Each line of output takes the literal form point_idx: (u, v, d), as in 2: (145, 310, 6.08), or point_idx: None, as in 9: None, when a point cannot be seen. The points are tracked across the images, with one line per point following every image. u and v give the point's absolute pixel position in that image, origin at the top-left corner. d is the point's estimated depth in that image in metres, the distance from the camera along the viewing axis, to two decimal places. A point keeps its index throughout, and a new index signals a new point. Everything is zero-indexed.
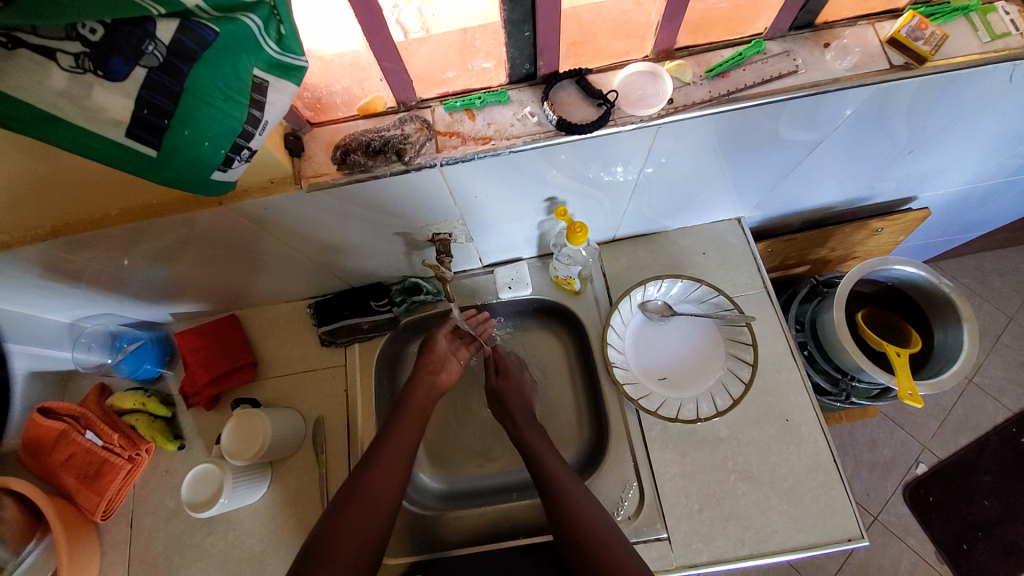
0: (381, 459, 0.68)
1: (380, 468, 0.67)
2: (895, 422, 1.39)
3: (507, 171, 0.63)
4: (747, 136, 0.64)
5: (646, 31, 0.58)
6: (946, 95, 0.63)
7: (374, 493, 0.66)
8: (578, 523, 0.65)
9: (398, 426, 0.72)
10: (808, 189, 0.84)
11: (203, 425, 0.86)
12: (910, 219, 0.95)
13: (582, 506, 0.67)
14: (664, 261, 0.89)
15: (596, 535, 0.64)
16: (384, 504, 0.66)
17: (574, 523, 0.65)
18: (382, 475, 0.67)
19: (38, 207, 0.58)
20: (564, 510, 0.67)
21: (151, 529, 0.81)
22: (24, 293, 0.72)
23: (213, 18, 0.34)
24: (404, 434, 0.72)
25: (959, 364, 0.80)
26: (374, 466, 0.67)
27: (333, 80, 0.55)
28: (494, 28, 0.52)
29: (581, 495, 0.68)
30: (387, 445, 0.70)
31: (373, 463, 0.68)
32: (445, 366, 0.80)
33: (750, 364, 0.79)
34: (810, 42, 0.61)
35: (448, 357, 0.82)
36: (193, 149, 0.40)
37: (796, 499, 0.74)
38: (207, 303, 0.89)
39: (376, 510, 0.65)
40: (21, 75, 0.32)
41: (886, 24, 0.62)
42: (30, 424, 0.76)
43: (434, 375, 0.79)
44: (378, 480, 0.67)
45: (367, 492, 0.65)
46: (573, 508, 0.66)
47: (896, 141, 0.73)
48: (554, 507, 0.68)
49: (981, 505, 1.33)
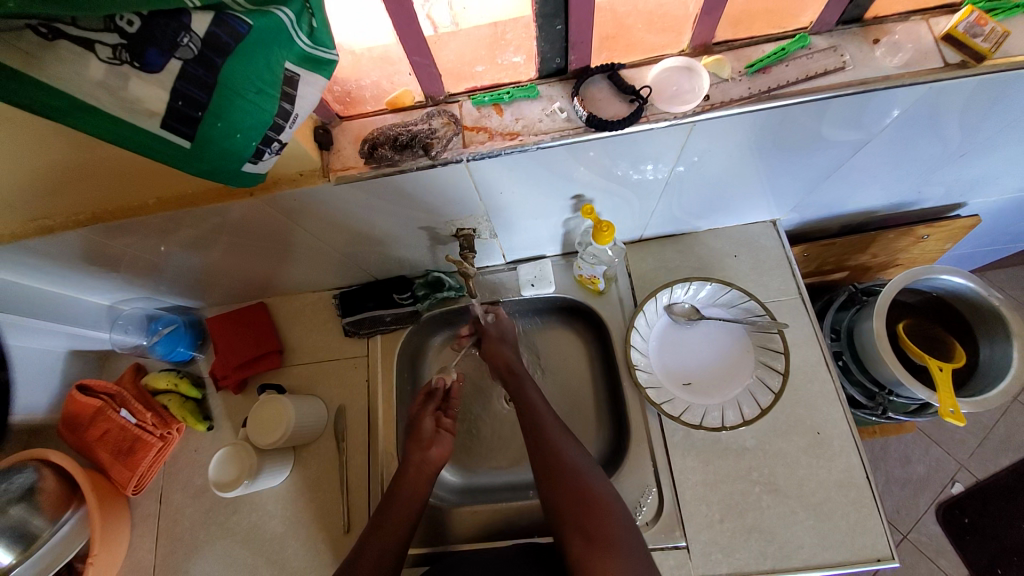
0: (368, 554, 0.64)
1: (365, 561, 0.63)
2: (932, 438, 1.32)
3: (534, 167, 0.62)
4: (785, 135, 0.61)
5: (683, 24, 0.55)
6: (1007, 95, 0.59)
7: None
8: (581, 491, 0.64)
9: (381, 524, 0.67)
10: (850, 192, 0.80)
11: (230, 408, 0.89)
12: (958, 227, 0.90)
13: (580, 466, 0.66)
14: (692, 262, 0.87)
15: (613, 519, 0.62)
16: (402, 522, 0.67)
17: (579, 489, 0.64)
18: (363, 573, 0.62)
19: (80, 194, 0.60)
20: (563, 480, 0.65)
21: (180, 506, 0.84)
22: (67, 275, 0.75)
23: (247, 11, 0.34)
24: (391, 528, 0.66)
25: (1008, 382, 0.75)
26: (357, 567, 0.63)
27: (363, 74, 0.55)
28: (526, 22, 0.51)
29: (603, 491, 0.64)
30: (372, 545, 0.65)
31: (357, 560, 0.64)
32: (435, 442, 0.75)
33: (780, 374, 0.76)
34: (858, 37, 0.58)
35: (437, 433, 0.76)
36: (225, 141, 0.41)
37: (824, 516, 0.71)
38: (237, 291, 0.92)
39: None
40: (62, 66, 0.33)
41: (941, 20, 0.58)
42: (70, 400, 0.80)
43: (423, 452, 0.73)
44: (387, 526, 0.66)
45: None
46: (576, 471, 0.66)
47: (949, 143, 0.68)
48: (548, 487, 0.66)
49: (1022, 530, 1.25)
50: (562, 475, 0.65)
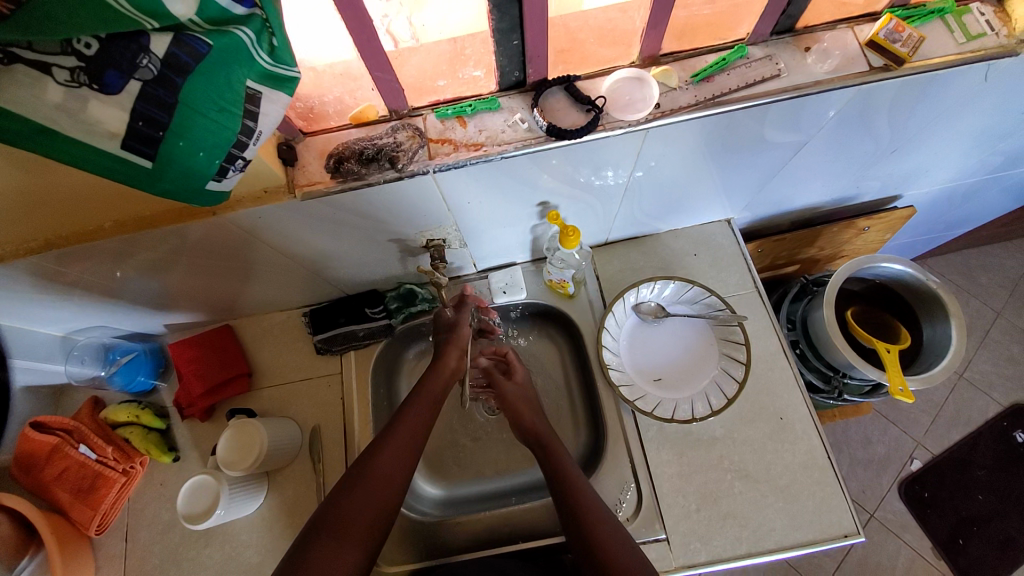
0: (394, 443, 0.66)
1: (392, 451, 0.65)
2: (889, 419, 1.41)
3: (498, 177, 0.64)
4: (734, 138, 0.66)
5: (631, 38, 0.59)
6: (926, 95, 0.65)
7: (385, 480, 0.63)
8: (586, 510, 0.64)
9: (405, 423, 0.68)
10: (796, 189, 0.85)
11: (198, 437, 0.86)
12: (896, 217, 0.97)
13: (610, 530, 0.63)
14: (656, 262, 0.90)
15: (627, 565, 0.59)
16: (421, 425, 0.69)
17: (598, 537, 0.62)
18: (388, 464, 0.64)
19: (32, 220, 0.58)
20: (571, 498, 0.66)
21: (146, 544, 0.80)
22: (15, 307, 0.72)
23: (206, 31, 0.35)
24: (413, 431, 0.68)
25: (948, 358, 0.81)
26: (381, 459, 0.64)
27: (325, 90, 0.56)
28: (483, 37, 0.53)
29: (620, 540, 0.62)
30: (396, 438, 0.66)
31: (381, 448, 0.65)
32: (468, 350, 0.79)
33: (742, 364, 0.80)
34: (791, 46, 0.63)
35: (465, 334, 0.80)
36: (187, 160, 0.40)
37: (792, 497, 0.75)
38: (201, 314, 0.89)
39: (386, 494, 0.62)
40: (17, 89, 0.33)
41: (865, 27, 0.63)
42: (22, 439, 0.76)
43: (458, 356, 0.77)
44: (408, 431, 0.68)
45: (375, 482, 0.62)
46: (603, 524, 0.63)
47: (880, 140, 0.74)
48: (561, 491, 0.67)
49: (975, 499, 1.34)
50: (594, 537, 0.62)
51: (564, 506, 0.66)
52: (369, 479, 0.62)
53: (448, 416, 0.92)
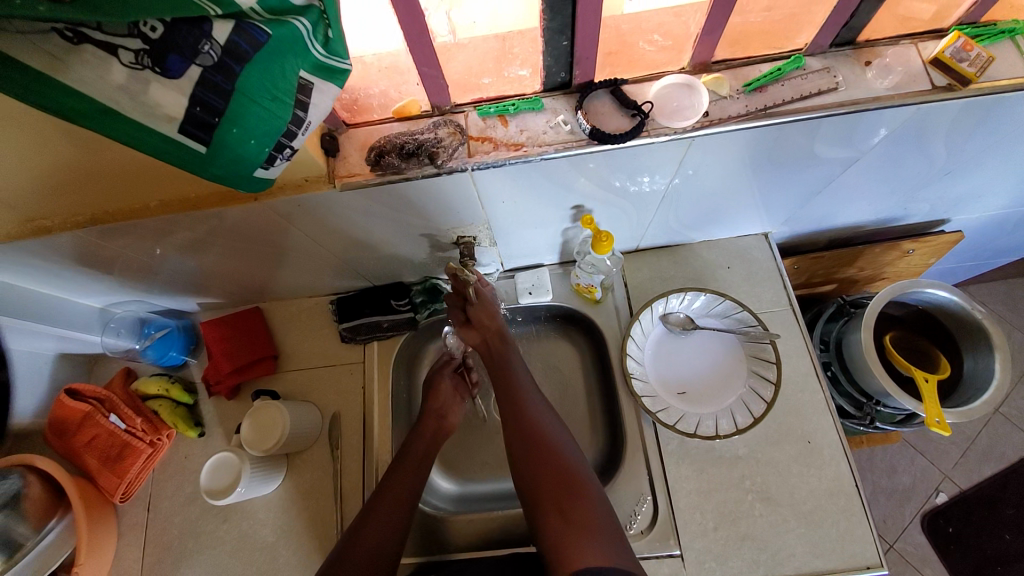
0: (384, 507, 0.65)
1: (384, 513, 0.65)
2: (916, 449, 1.35)
3: (536, 178, 0.63)
4: (779, 152, 0.64)
5: (684, 42, 0.57)
6: (989, 117, 0.62)
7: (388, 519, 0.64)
8: (546, 457, 0.66)
9: (414, 445, 0.73)
10: (840, 207, 0.82)
11: (222, 414, 0.88)
12: (944, 242, 0.93)
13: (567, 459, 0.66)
14: (687, 273, 0.88)
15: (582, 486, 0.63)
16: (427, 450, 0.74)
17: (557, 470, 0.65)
18: (374, 537, 0.63)
19: (82, 196, 0.60)
20: (532, 443, 0.67)
21: (168, 514, 0.83)
22: (59, 277, 0.74)
23: (266, 20, 0.35)
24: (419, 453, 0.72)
25: (990, 393, 0.77)
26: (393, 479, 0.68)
27: (371, 83, 0.57)
28: (532, 35, 0.53)
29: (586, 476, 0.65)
30: (385, 502, 0.66)
31: (371, 514, 0.65)
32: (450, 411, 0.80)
33: (772, 384, 0.78)
34: (850, 60, 0.60)
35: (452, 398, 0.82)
36: (239, 146, 0.41)
37: (815, 523, 0.73)
38: (232, 295, 0.91)
39: (381, 553, 0.62)
40: (84, 70, 0.34)
41: (930, 44, 0.60)
42: (58, 405, 0.79)
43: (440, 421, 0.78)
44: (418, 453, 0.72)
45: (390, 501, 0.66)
46: (557, 457, 0.66)
47: (934, 162, 0.71)
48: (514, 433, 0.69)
49: (1002, 539, 1.28)
50: (551, 465, 0.65)
51: (520, 446, 0.68)
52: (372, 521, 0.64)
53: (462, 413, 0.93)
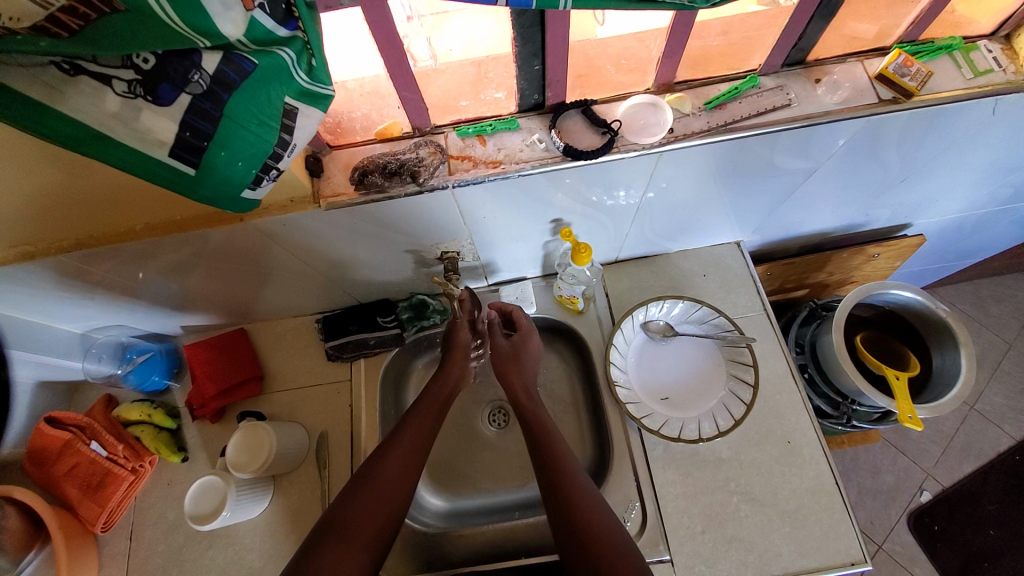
0: (385, 474, 0.63)
1: (386, 475, 0.62)
2: (898, 448, 1.39)
3: (515, 194, 0.66)
4: (744, 164, 0.68)
5: (648, 65, 0.61)
6: (935, 125, 0.66)
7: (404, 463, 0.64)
8: (578, 515, 0.60)
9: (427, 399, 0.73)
10: (806, 215, 0.87)
11: (207, 438, 0.87)
12: (905, 245, 0.98)
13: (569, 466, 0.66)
14: (665, 282, 0.92)
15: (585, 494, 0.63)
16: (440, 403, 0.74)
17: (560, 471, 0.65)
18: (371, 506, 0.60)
19: (67, 221, 0.61)
20: (563, 497, 0.62)
21: (151, 543, 0.81)
22: (40, 302, 0.74)
23: (253, 51, 0.37)
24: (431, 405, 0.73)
25: (958, 387, 0.81)
26: (409, 427, 0.68)
27: (354, 107, 0.59)
28: (505, 60, 0.56)
29: (588, 489, 0.64)
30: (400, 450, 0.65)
31: (384, 459, 0.64)
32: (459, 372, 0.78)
33: (750, 386, 0.80)
34: (802, 78, 0.65)
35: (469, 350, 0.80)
36: (227, 169, 0.43)
37: (799, 522, 0.74)
38: (217, 317, 0.91)
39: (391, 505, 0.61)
40: (79, 99, 0.35)
41: (874, 61, 0.65)
42: (37, 433, 0.78)
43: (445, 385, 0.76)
44: (432, 401, 0.73)
45: (404, 447, 0.66)
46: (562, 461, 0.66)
47: (889, 170, 0.76)
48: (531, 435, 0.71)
49: (985, 535, 1.31)
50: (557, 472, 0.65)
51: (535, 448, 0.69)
52: (388, 460, 0.64)
53: (451, 426, 0.93)
